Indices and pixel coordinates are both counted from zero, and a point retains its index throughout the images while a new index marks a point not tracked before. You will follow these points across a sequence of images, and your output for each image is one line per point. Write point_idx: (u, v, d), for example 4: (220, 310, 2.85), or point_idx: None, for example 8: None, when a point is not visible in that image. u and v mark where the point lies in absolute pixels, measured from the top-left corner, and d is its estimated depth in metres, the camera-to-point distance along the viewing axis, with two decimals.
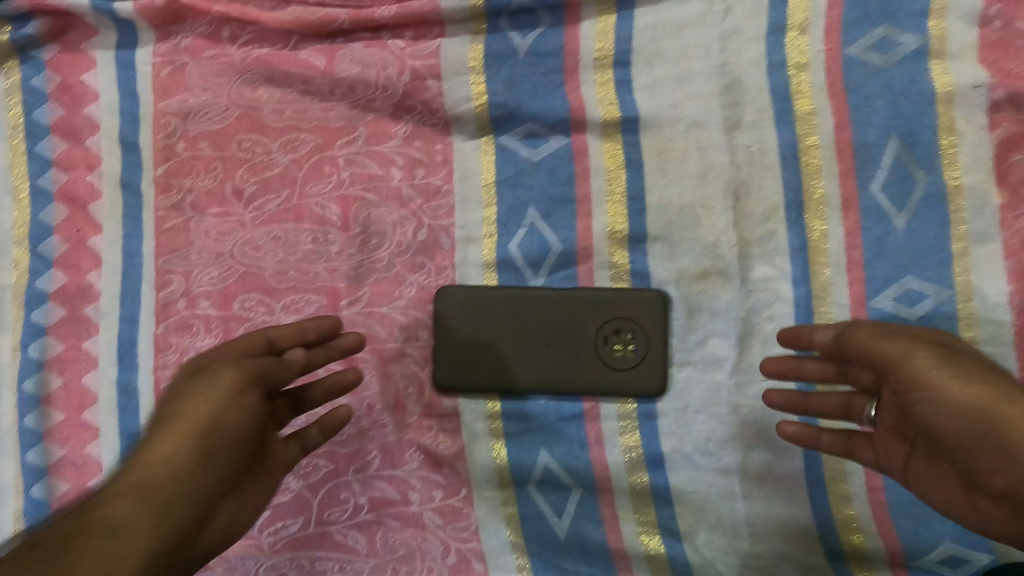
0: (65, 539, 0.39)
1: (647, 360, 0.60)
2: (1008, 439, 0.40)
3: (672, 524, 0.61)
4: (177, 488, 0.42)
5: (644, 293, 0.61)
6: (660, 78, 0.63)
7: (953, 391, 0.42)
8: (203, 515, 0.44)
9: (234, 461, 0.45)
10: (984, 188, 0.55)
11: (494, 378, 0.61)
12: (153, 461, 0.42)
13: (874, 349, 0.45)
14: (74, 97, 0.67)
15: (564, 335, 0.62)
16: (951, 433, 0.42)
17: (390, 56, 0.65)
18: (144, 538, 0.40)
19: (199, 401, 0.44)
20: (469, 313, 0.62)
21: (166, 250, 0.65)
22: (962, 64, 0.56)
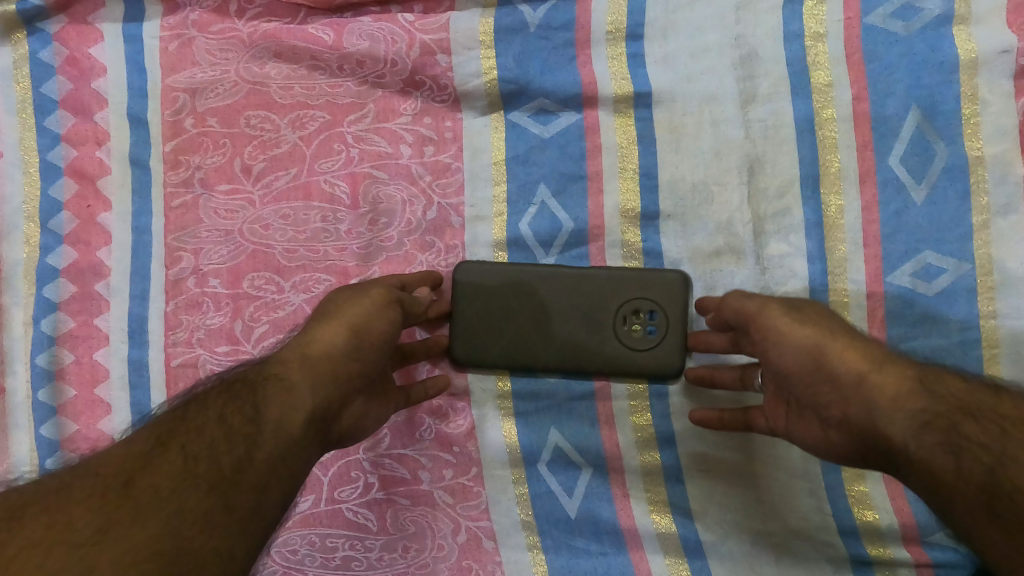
0: (253, 382, 0.47)
1: (669, 342, 0.58)
2: (830, 367, 0.47)
3: (683, 503, 0.60)
4: (335, 363, 0.50)
5: (667, 274, 0.59)
6: (673, 51, 0.61)
7: (790, 334, 0.49)
8: (347, 397, 0.51)
9: (373, 359, 0.53)
10: (1008, 157, 0.54)
11: (512, 356, 0.59)
12: (317, 343, 0.51)
13: (739, 310, 0.52)
14: (82, 72, 0.66)
15: (583, 314, 0.59)
16: (791, 370, 0.49)
17: (399, 30, 0.64)
18: (309, 395, 0.47)
19: (356, 307, 0.54)
20: (488, 289, 0.60)
21: (175, 227, 0.65)
22: (985, 29, 0.55)
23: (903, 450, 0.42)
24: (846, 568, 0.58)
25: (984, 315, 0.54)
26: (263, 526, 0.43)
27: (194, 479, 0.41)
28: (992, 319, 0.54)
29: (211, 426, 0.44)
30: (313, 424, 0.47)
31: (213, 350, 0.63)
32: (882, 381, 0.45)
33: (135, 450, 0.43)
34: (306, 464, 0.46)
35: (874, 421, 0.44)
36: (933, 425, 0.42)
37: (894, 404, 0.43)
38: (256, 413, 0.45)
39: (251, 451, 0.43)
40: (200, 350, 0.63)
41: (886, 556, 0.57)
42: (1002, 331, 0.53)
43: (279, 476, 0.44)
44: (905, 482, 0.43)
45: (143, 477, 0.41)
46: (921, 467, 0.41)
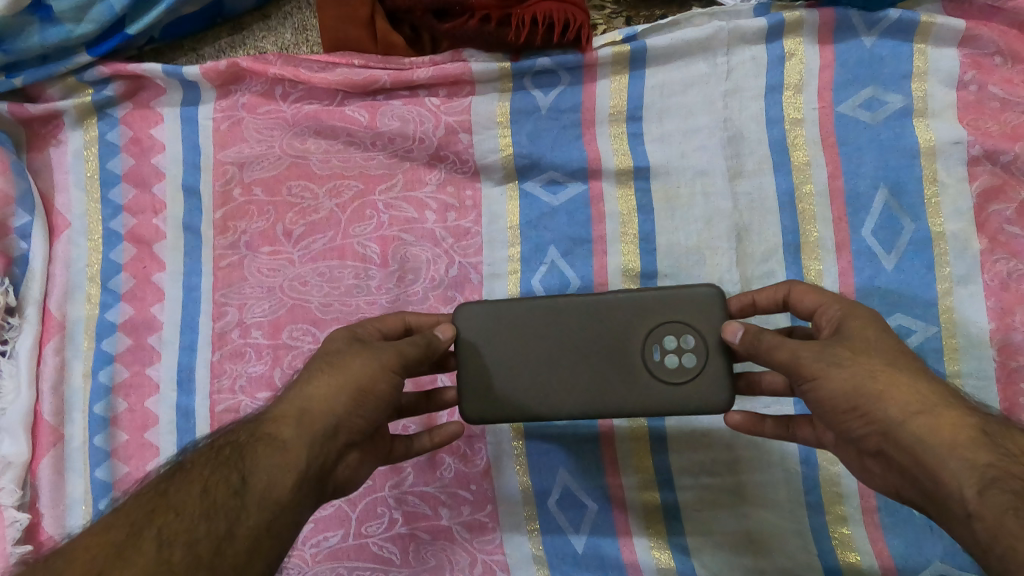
0: (242, 447, 0.47)
1: (707, 370, 0.54)
2: (873, 410, 0.44)
3: (681, 540, 0.66)
4: (330, 422, 0.48)
5: (698, 290, 0.55)
6: (668, 131, 0.70)
7: (829, 377, 0.45)
8: (343, 451, 0.50)
9: (377, 413, 0.51)
10: (965, 234, 0.62)
11: (531, 403, 0.56)
12: (315, 397, 0.49)
13: (770, 357, 0.48)
14: (143, 148, 0.75)
15: (608, 347, 0.55)
16: (828, 410, 0.46)
17: (426, 112, 0.72)
18: (300, 457, 0.46)
19: (360, 360, 0.51)
20: (494, 328, 0.57)
21: (222, 285, 0.73)
22: (941, 121, 0.64)
23: (961, 503, 0.40)
24: None
25: (950, 374, 0.60)
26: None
27: (167, 568, 0.41)
28: (957, 377, 0.60)
29: (193, 503, 0.44)
30: (302, 486, 0.46)
31: (253, 397, 0.70)
32: (935, 423, 0.43)
33: (109, 537, 0.43)
34: (296, 528, 0.46)
35: (925, 466, 0.42)
36: (995, 481, 0.40)
37: (951, 453, 0.41)
38: (241, 485, 0.45)
39: (232, 528, 0.43)
40: (242, 396, 0.70)
41: None
42: (967, 388, 0.60)
43: (261, 551, 0.43)
44: (959, 534, 0.41)
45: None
46: (985, 525, 0.39)
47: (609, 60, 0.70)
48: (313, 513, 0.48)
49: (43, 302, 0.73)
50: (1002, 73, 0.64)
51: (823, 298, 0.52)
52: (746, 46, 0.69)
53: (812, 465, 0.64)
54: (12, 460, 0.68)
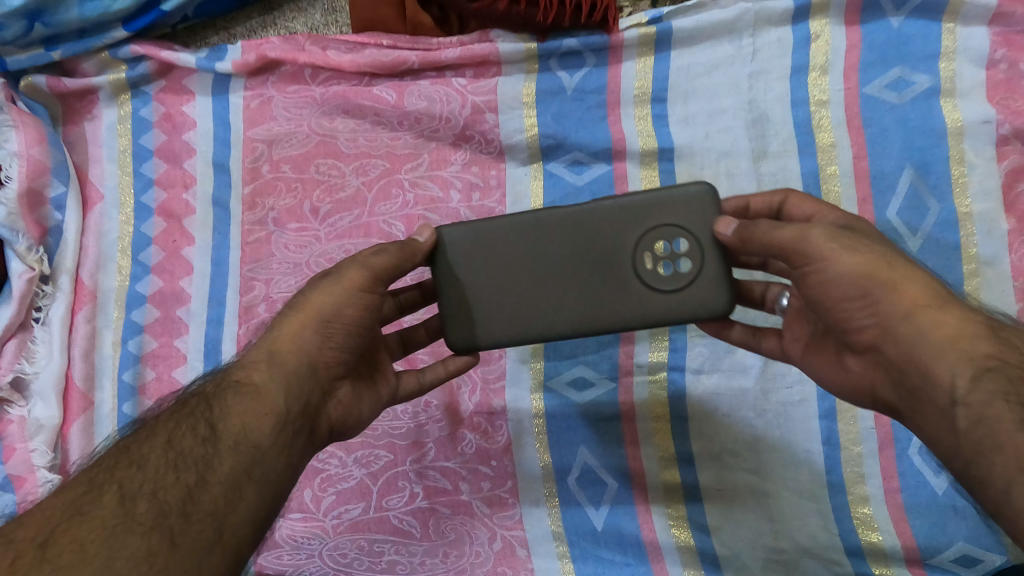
0: (209, 397, 0.49)
1: (704, 272, 0.53)
2: (882, 299, 0.46)
3: (700, 518, 0.66)
4: (304, 361, 0.51)
5: (689, 188, 0.53)
6: (692, 112, 0.70)
7: (840, 259, 0.47)
8: (324, 390, 0.52)
9: (351, 345, 0.53)
10: (993, 215, 0.63)
11: (525, 326, 0.54)
12: (282, 341, 0.51)
13: (771, 240, 0.48)
14: (175, 125, 0.77)
15: (596, 262, 0.53)
16: (831, 296, 0.48)
17: (453, 92, 0.73)
18: (275, 397, 0.49)
19: (326, 292, 0.52)
20: (477, 249, 0.55)
21: (250, 259, 0.74)
22: (970, 101, 0.65)
23: (950, 392, 0.43)
24: None
25: None
26: (229, 549, 0.44)
27: (131, 519, 0.43)
28: None
29: (157, 457, 0.46)
30: (282, 424, 0.48)
31: None
32: (941, 317, 0.45)
33: (67, 496, 0.44)
34: (285, 468, 0.48)
35: (919, 358, 0.45)
36: (992, 372, 0.42)
37: (951, 345, 0.44)
38: (211, 432, 0.47)
39: (205, 475, 0.45)
40: None
41: None
42: None
43: (240, 493, 0.45)
44: (937, 424, 0.44)
45: (64, 535, 0.42)
46: (970, 411, 0.42)
47: (635, 42, 0.71)
48: (305, 455, 0.51)
49: (76, 271, 0.75)
50: None
51: (820, 207, 0.55)
52: (772, 28, 0.69)
53: (834, 445, 0.64)
54: (44, 424, 0.69)
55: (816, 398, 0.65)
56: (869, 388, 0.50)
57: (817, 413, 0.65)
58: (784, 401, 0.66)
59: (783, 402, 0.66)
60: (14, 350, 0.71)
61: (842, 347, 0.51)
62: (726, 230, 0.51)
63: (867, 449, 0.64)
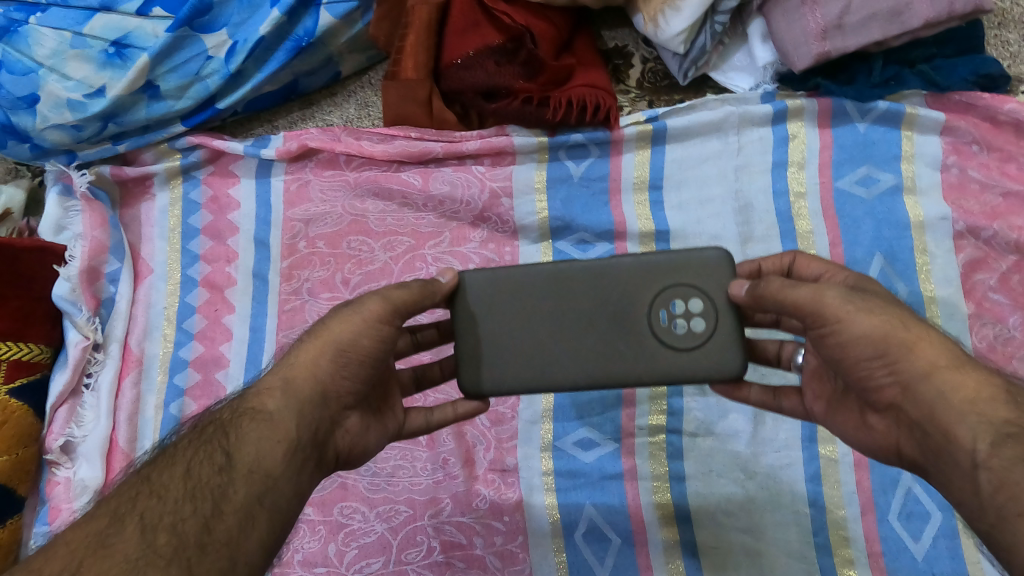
0: (225, 426, 0.54)
1: (718, 334, 0.60)
2: (901, 361, 0.53)
3: (700, 575, 0.70)
4: (316, 390, 0.57)
5: (705, 251, 0.60)
6: (685, 200, 0.79)
7: (857, 322, 0.54)
8: (333, 418, 0.58)
9: (360, 375, 0.59)
10: (954, 300, 0.71)
11: (537, 374, 0.61)
12: (297, 371, 0.57)
13: (790, 296, 0.55)
14: (222, 206, 0.85)
15: (610, 314, 0.61)
16: (852, 357, 0.55)
17: (473, 178, 0.81)
18: (289, 425, 0.54)
19: (343, 324, 0.58)
20: (496, 299, 0.62)
21: (285, 326, 0.81)
22: (929, 199, 0.74)
23: (971, 453, 0.48)
24: None
25: None
26: (240, 574, 0.49)
27: (153, 549, 0.48)
28: None
29: (177, 487, 0.51)
30: (295, 451, 0.54)
31: None
32: (958, 379, 0.51)
33: (93, 527, 0.49)
34: (296, 493, 0.54)
35: (939, 420, 0.51)
36: (1011, 437, 0.47)
37: (969, 407, 0.49)
38: (227, 462, 0.52)
39: (219, 504, 0.50)
40: None
41: None
42: None
43: (254, 518, 0.51)
44: (962, 482, 0.49)
45: (91, 566, 0.47)
46: (992, 475, 0.47)
47: (634, 137, 0.80)
48: (315, 480, 0.56)
49: (125, 340, 0.81)
50: (980, 159, 0.74)
51: (827, 267, 0.63)
52: (755, 127, 0.79)
53: (820, 508, 0.69)
54: (88, 484, 0.75)
55: (802, 461, 0.71)
56: (894, 444, 0.56)
57: (803, 476, 0.71)
58: (773, 464, 0.71)
59: (772, 465, 0.71)
60: (65, 416, 0.77)
61: (866, 404, 0.58)
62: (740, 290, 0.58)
63: (851, 512, 0.69)
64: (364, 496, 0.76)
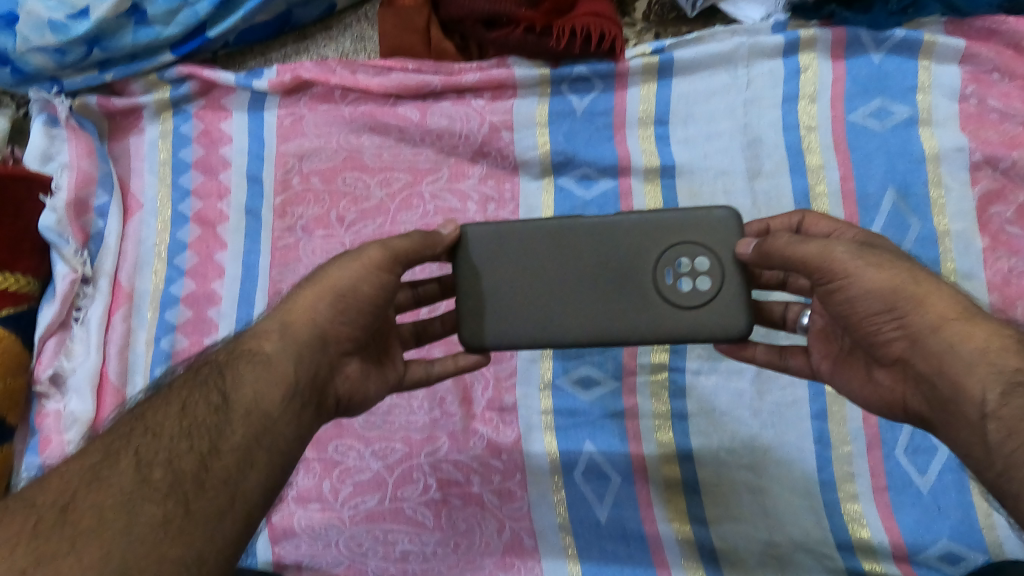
0: (222, 366, 0.52)
1: (724, 292, 0.58)
2: (911, 315, 0.51)
3: (699, 512, 0.70)
4: (314, 334, 0.55)
5: (713, 210, 0.58)
6: (692, 134, 0.76)
7: (867, 277, 0.51)
8: (332, 363, 0.56)
9: (361, 321, 0.57)
10: (969, 233, 0.70)
11: (537, 329, 0.59)
12: (296, 313, 0.56)
13: (797, 253, 0.52)
14: (213, 140, 0.83)
15: (613, 271, 0.59)
16: (861, 313, 0.52)
17: (472, 112, 0.78)
18: (287, 368, 0.53)
19: (342, 269, 0.57)
20: (499, 254, 0.60)
21: (279, 263, 0.79)
22: (945, 131, 0.72)
23: (980, 404, 0.47)
24: None
25: None
26: (239, 514, 0.47)
27: (149, 484, 0.46)
28: None
29: (172, 425, 0.49)
30: (293, 394, 0.52)
31: None
32: (968, 331, 0.49)
33: (84, 462, 0.47)
34: (296, 436, 0.52)
35: (948, 372, 0.49)
36: (1022, 386, 0.46)
37: (979, 359, 0.48)
38: (224, 402, 0.50)
39: (218, 443, 0.48)
40: None
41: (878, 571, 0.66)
42: None
43: (252, 460, 0.49)
44: (969, 436, 0.48)
45: (84, 499, 0.45)
46: (1001, 424, 0.46)
47: (640, 70, 0.77)
48: (315, 424, 0.55)
49: (114, 274, 0.80)
50: (1001, 87, 0.72)
51: (835, 224, 0.62)
52: (765, 60, 0.76)
53: (825, 444, 0.69)
54: (78, 417, 0.75)
55: (808, 399, 0.70)
56: (898, 400, 0.54)
57: (809, 413, 0.69)
58: (778, 401, 0.70)
59: (777, 402, 0.70)
60: (54, 347, 0.77)
61: (872, 360, 0.56)
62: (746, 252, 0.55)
63: (856, 448, 0.68)
64: (359, 434, 0.75)
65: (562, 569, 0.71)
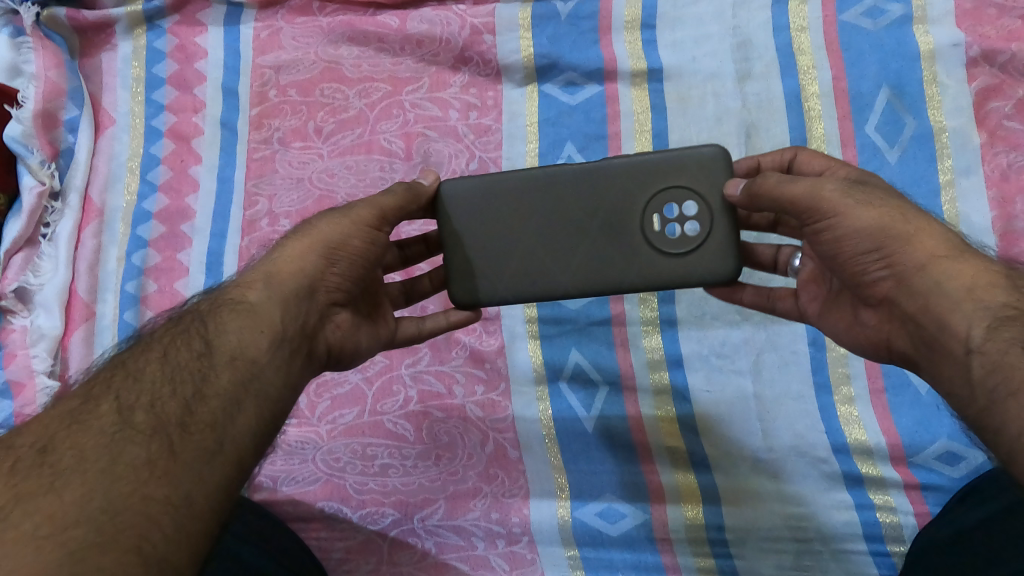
0: (205, 314, 0.47)
1: (713, 237, 0.52)
2: (898, 253, 0.46)
3: (690, 420, 0.67)
4: (302, 283, 0.50)
5: (700, 149, 0.52)
6: (680, 38, 0.74)
7: (855, 215, 0.47)
8: (322, 316, 0.51)
9: (358, 273, 0.53)
10: (966, 130, 0.67)
11: (528, 279, 0.54)
12: (283, 264, 0.50)
13: (787, 192, 0.48)
14: (188, 55, 0.81)
15: (604, 215, 0.53)
16: (846, 252, 0.48)
17: (453, 16, 0.77)
18: (273, 316, 0.48)
19: (333, 222, 0.52)
20: (481, 207, 0.55)
21: (254, 176, 0.77)
22: (940, 27, 0.70)
23: (965, 341, 0.43)
24: (841, 485, 0.64)
25: None
26: (230, 459, 0.42)
27: (129, 427, 0.40)
28: None
29: (153, 370, 0.44)
30: (280, 343, 0.47)
31: None
32: (958, 269, 0.45)
33: (63, 407, 0.42)
34: (285, 386, 0.47)
35: (936, 310, 0.45)
36: (1010, 320, 0.42)
37: (968, 296, 0.44)
38: (207, 348, 0.45)
39: (201, 388, 0.43)
40: None
41: (875, 474, 0.63)
42: None
43: (239, 406, 0.43)
44: (954, 374, 0.44)
45: (63, 441, 0.39)
46: (985, 360, 0.42)
47: None
48: (304, 376, 0.49)
49: (85, 191, 0.77)
50: None
51: (830, 162, 0.56)
52: None
53: (820, 346, 0.66)
54: (45, 333, 0.71)
55: None
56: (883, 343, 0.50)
57: None
58: None
59: None
60: (20, 263, 0.73)
61: (858, 302, 0.51)
62: (734, 192, 0.50)
63: None
64: None
65: (549, 482, 0.68)
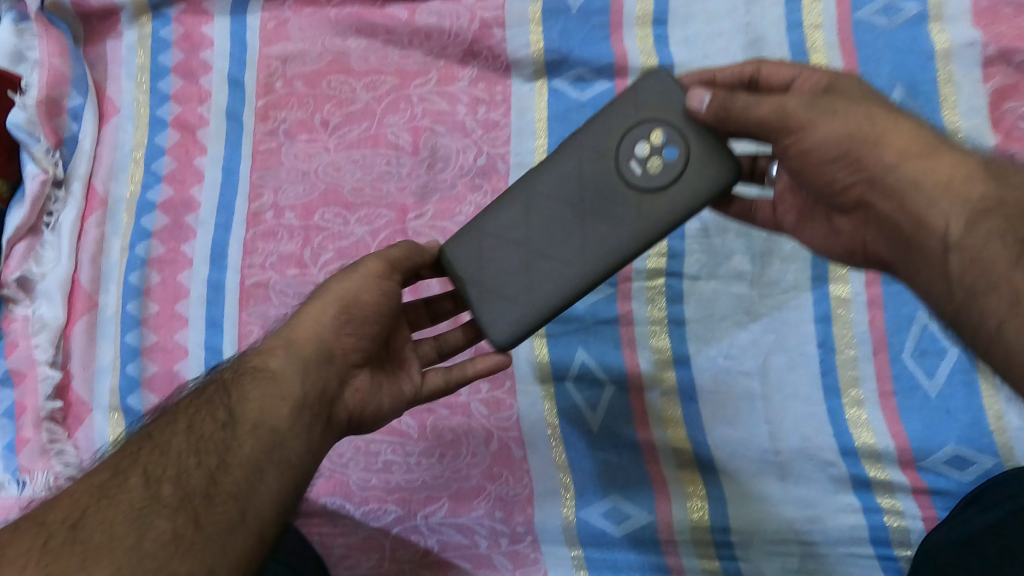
0: (227, 383, 0.49)
1: (693, 152, 0.51)
2: (866, 157, 0.45)
3: (696, 420, 0.66)
4: (320, 347, 0.51)
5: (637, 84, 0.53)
6: (692, 34, 0.73)
7: (820, 126, 0.46)
8: (342, 379, 0.52)
9: (371, 330, 0.53)
10: (981, 130, 0.66)
11: (542, 297, 0.53)
12: (301, 327, 0.52)
13: (752, 115, 0.47)
14: (193, 45, 0.80)
15: (597, 196, 0.53)
16: (814, 161, 0.47)
17: (463, 9, 0.76)
18: (293, 384, 0.49)
19: (344, 280, 0.53)
20: (483, 247, 0.55)
21: (259, 168, 0.76)
22: (956, 26, 0.69)
23: (942, 237, 0.42)
24: (848, 488, 0.63)
25: None
26: (252, 531, 0.43)
27: (156, 502, 0.42)
28: None
29: (179, 442, 0.45)
30: (300, 410, 0.48)
31: (283, 273, 0.72)
32: (931, 164, 0.43)
33: (91, 480, 0.43)
34: (308, 456, 0.48)
35: (910, 209, 0.44)
36: (988, 212, 0.41)
37: (943, 191, 0.42)
38: (230, 418, 0.46)
39: (226, 458, 0.45)
40: (271, 273, 0.72)
41: (884, 479, 0.63)
42: None
43: (261, 476, 0.45)
44: (931, 274, 0.43)
45: (93, 517, 0.40)
46: (963, 254, 0.41)
47: None
48: (326, 441, 0.50)
49: (88, 178, 0.76)
50: None
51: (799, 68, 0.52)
52: None
53: (829, 348, 0.66)
54: (47, 322, 0.71)
55: (811, 302, 0.67)
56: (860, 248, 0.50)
57: (812, 317, 0.67)
58: (778, 305, 0.68)
59: (776, 306, 0.68)
60: (23, 251, 0.73)
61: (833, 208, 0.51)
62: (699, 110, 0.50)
63: (861, 352, 0.65)
64: None
65: (553, 482, 0.67)
